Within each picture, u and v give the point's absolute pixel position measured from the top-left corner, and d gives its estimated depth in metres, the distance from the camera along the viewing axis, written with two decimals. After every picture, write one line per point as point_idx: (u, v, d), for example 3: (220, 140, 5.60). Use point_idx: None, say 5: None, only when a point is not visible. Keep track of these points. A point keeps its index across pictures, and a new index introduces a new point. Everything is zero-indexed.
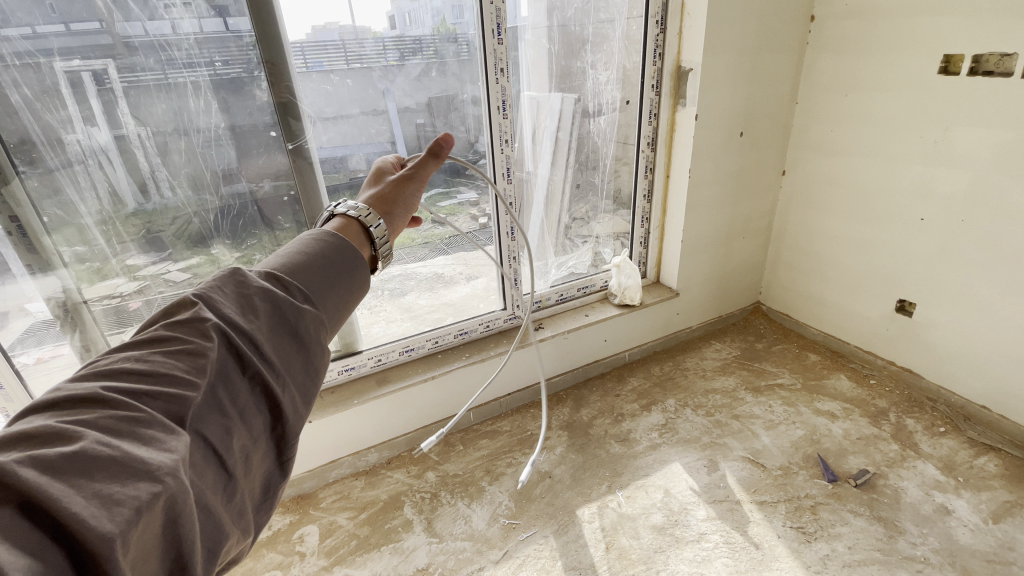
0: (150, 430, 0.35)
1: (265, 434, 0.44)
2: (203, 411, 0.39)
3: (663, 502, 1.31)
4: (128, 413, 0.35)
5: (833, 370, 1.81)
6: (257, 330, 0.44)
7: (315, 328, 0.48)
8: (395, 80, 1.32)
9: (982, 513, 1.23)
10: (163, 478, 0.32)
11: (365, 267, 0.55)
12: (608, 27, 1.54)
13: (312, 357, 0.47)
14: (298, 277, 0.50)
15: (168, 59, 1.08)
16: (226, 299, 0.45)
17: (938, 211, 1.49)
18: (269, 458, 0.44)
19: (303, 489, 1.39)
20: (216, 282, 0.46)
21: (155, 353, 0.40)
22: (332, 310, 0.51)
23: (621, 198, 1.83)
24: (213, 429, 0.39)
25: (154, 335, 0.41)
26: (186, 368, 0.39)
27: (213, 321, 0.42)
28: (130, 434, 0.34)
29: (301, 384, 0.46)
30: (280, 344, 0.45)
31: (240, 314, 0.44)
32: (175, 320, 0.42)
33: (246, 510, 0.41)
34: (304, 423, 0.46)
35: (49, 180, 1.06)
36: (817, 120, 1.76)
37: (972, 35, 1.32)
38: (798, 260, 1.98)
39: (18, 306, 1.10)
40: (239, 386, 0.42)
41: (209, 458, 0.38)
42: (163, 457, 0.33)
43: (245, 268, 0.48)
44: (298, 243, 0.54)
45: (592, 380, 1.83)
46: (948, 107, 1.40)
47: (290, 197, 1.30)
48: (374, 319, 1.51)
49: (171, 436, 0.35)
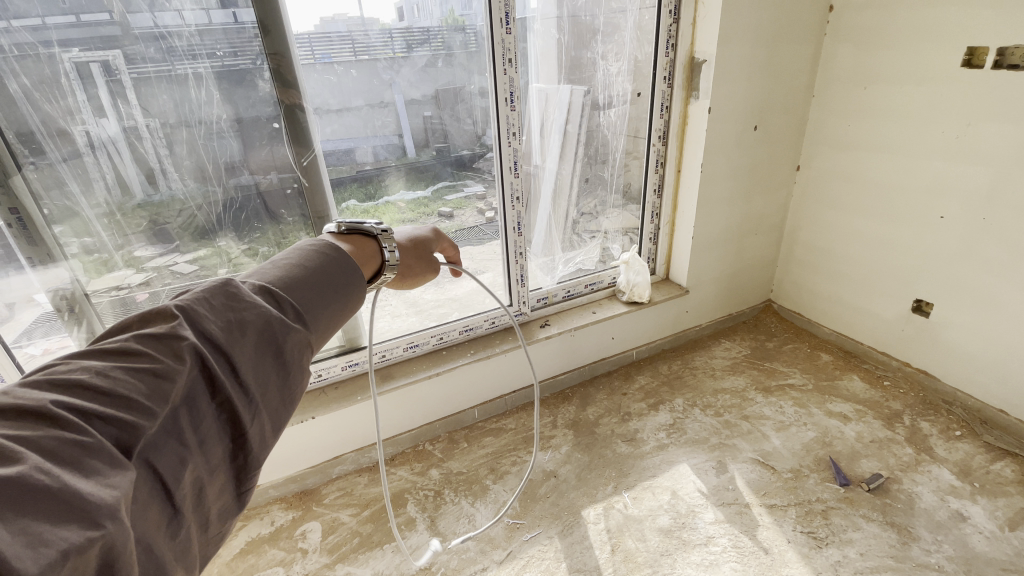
0: (94, 460, 0.32)
1: (223, 463, 0.42)
2: (158, 439, 0.36)
3: (671, 504, 1.29)
4: (75, 436, 0.32)
5: (845, 371, 1.77)
6: (239, 351, 0.42)
7: (300, 351, 0.47)
8: (401, 71, 1.29)
9: (998, 520, 1.20)
10: (101, 520, 0.29)
11: (361, 288, 0.56)
12: (620, 17, 1.51)
13: (290, 383, 0.46)
14: (293, 292, 0.49)
15: (169, 48, 1.05)
16: (211, 313, 0.43)
17: (960, 209, 1.44)
18: (226, 490, 0.42)
19: (307, 485, 1.38)
20: (205, 292, 0.44)
21: (117, 368, 0.37)
22: (322, 328, 0.51)
23: (631, 193, 1.79)
24: (167, 460, 0.36)
25: (123, 346, 0.39)
26: (147, 394, 0.36)
27: (190, 341, 0.40)
28: (72, 464, 0.31)
29: (273, 412, 0.45)
30: (261, 366, 0.44)
31: (223, 331, 0.42)
32: (149, 332, 0.40)
33: (191, 546, 0.38)
34: (267, 454, 0.44)
35: (51, 171, 1.04)
36: (834, 115, 1.71)
37: (997, 27, 1.27)
38: (810, 259, 1.94)
39: (25, 298, 1.10)
40: (204, 411, 0.40)
41: (155, 491, 0.36)
42: (105, 494, 0.31)
43: (238, 280, 0.46)
44: (297, 255, 0.54)
45: (599, 378, 1.80)
46: (973, 101, 1.35)
47: (294, 190, 1.27)
48: (379, 314, 1.48)
49: (115, 470, 0.32)
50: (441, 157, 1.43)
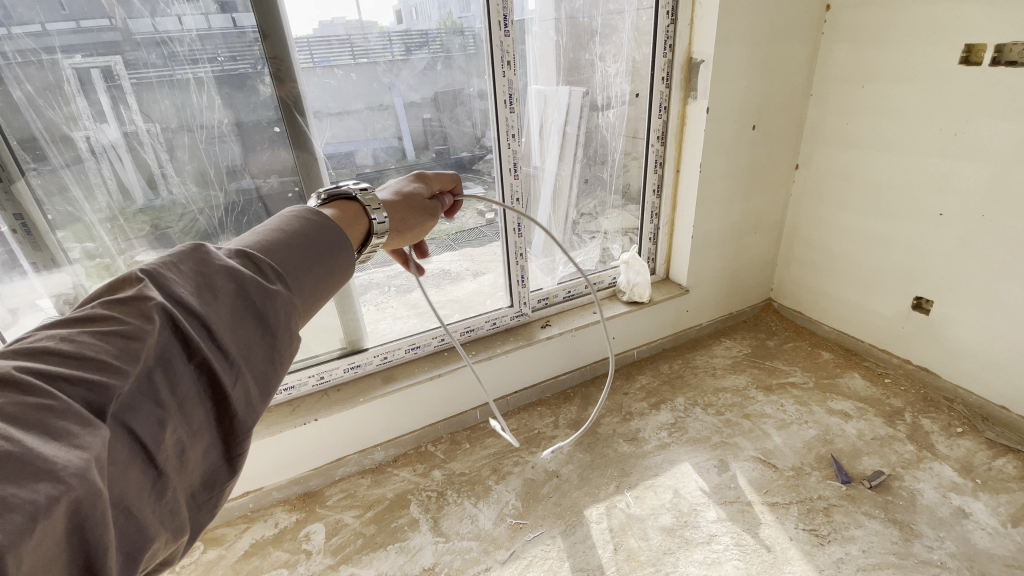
0: (63, 421, 0.32)
1: (208, 426, 0.42)
2: (133, 401, 0.37)
3: (673, 503, 1.29)
4: (40, 400, 0.33)
5: (846, 368, 1.78)
6: (213, 312, 0.43)
7: (283, 311, 0.47)
8: (400, 74, 1.30)
9: (1001, 516, 1.20)
10: (67, 479, 0.30)
11: (346, 250, 0.56)
12: (618, 18, 1.51)
13: (277, 344, 0.46)
14: (271, 256, 0.50)
15: (170, 53, 1.06)
16: (182, 278, 0.43)
17: (958, 204, 1.45)
18: (214, 454, 0.43)
19: (309, 487, 1.39)
20: (174, 259, 0.44)
21: (84, 334, 0.38)
22: (306, 292, 0.51)
23: (630, 194, 1.79)
24: (144, 421, 0.37)
25: (90, 314, 0.39)
26: (116, 354, 0.36)
27: (158, 302, 0.40)
28: (39, 426, 0.32)
29: (260, 373, 0.45)
30: (239, 328, 0.44)
31: (195, 294, 0.43)
32: (117, 299, 0.40)
33: (180, 508, 0.39)
34: (257, 417, 0.45)
35: (54, 178, 1.05)
36: (832, 113, 1.72)
37: (993, 24, 1.28)
38: (808, 255, 1.95)
39: (28, 304, 1.11)
40: (182, 372, 0.40)
41: (135, 452, 0.36)
42: (72, 456, 0.31)
43: (210, 246, 0.47)
44: (277, 222, 0.54)
45: (600, 377, 1.81)
46: (970, 99, 1.36)
47: (295, 193, 1.28)
48: (381, 316, 1.49)
49: (86, 430, 0.33)
50: (441, 159, 1.44)
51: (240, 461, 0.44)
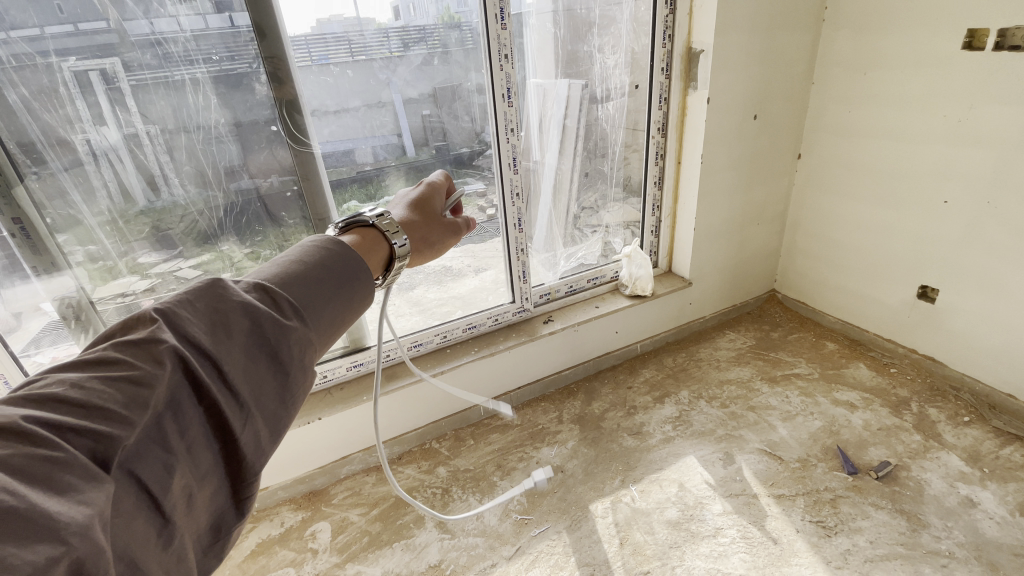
0: (68, 475, 0.33)
1: (215, 468, 0.43)
2: (142, 448, 0.37)
3: (678, 496, 1.29)
4: (47, 452, 0.33)
5: (852, 359, 1.76)
6: (225, 353, 0.44)
7: (296, 349, 0.48)
8: (397, 70, 1.29)
9: (1009, 505, 1.19)
10: (69, 539, 0.30)
11: (364, 280, 0.57)
12: (616, 9, 1.50)
13: (289, 383, 0.47)
14: (289, 290, 0.51)
15: (164, 54, 1.06)
16: (194, 318, 0.44)
17: (962, 194, 1.43)
18: (218, 496, 0.43)
19: (315, 485, 1.39)
20: (189, 297, 0.45)
21: (94, 380, 0.38)
22: (322, 326, 0.52)
23: (631, 186, 1.78)
24: (151, 467, 0.37)
25: (103, 356, 0.40)
26: (124, 402, 0.37)
27: (169, 345, 0.41)
28: (44, 481, 0.32)
29: (271, 414, 0.46)
30: (252, 368, 0.45)
31: (208, 335, 0.44)
32: (130, 340, 0.41)
33: (187, 555, 0.39)
34: (265, 459, 0.45)
35: (53, 181, 1.05)
36: (834, 103, 1.70)
37: (996, 9, 1.26)
38: (813, 248, 1.93)
39: (32, 307, 1.11)
40: (192, 416, 0.41)
41: (142, 501, 0.37)
42: (76, 512, 0.31)
43: (228, 281, 0.48)
44: (296, 253, 0.55)
45: (604, 372, 1.80)
46: (972, 86, 1.34)
47: (294, 192, 1.28)
48: (383, 314, 1.49)
49: (91, 484, 0.33)
50: (441, 155, 1.43)
51: (247, 502, 0.45)
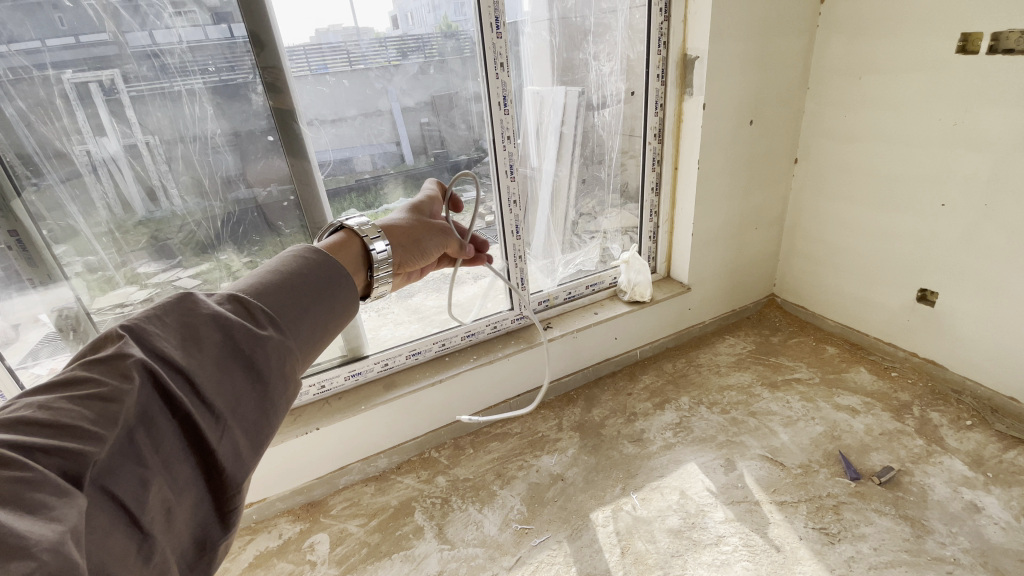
0: (39, 493, 0.33)
1: (195, 482, 0.43)
2: (113, 464, 0.38)
3: (680, 504, 1.27)
4: (19, 472, 0.34)
5: (852, 363, 1.76)
6: (198, 365, 0.44)
7: (273, 357, 0.48)
8: (393, 79, 1.29)
9: (1013, 509, 1.18)
10: (40, 554, 0.30)
11: (342, 288, 0.57)
12: (611, 17, 1.51)
13: (268, 391, 0.47)
14: (264, 300, 0.51)
15: (162, 67, 1.06)
16: (164, 333, 0.44)
17: (959, 197, 1.43)
18: (201, 507, 0.44)
19: (313, 496, 1.38)
20: (158, 313, 0.45)
21: (63, 401, 0.39)
22: (302, 336, 0.52)
23: (629, 192, 1.78)
24: (125, 483, 0.38)
25: (73, 377, 0.41)
26: (93, 420, 0.38)
27: (136, 360, 0.41)
28: (15, 501, 0.32)
29: (249, 423, 0.46)
30: (226, 379, 0.45)
31: (179, 349, 0.44)
32: (98, 359, 0.41)
33: (170, 568, 0.40)
34: (247, 469, 0.46)
35: (50, 194, 1.05)
36: (830, 108, 1.71)
37: (989, 13, 1.27)
38: (811, 251, 1.93)
39: (30, 318, 1.11)
40: (165, 430, 0.42)
41: (118, 517, 0.37)
42: (47, 530, 0.32)
43: (199, 294, 0.48)
44: (275, 264, 0.55)
45: (604, 378, 1.80)
46: (966, 89, 1.35)
47: (292, 201, 1.28)
48: (382, 322, 1.48)
49: (62, 502, 0.34)
50: (439, 163, 1.43)
51: (234, 516, 0.46)
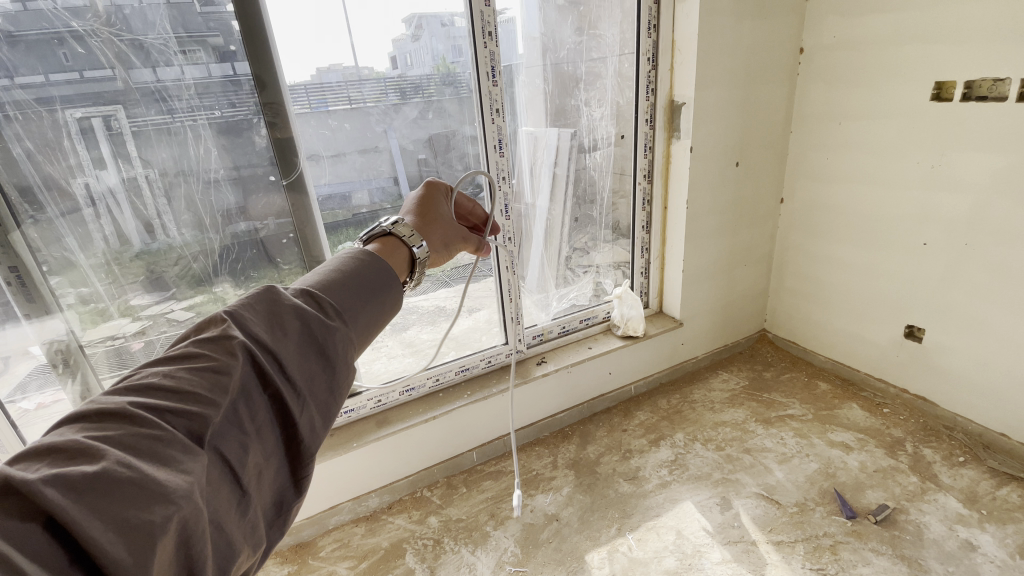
0: (170, 449, 0.36)
1: (278, 452, 0.45)
2: (223, 428, 0.40)
3: (676, 545, 1.26)
4: (150, 431, 0.36)
5: (844, 399, 1.77)
6: (285, 347, 0.45)
7: (342, 346, 0.48)
8: (394, 122, 1.34)
9: (1009, 547, 1.18)
10: (177, 500, 0.33)
11: (397, 284, 0.56)
12: (600, 65, 1.58)
13: (337, 376, 0.48)
14: (332, 294, 0.51)
15: (168, 108, 1.10)
16: (256, 317, 0.46)
17: (940, 235, 1.48)
18: (283, 477, 0.45)
19: (302, 537, 1.34)
20: (248, 300, 0.47)
21: (182, 369, 0.41)
22: (362, 327, 0.52)
23: (621, 229, 1.82)
24: (231, 446, 0.40)
25: (184, 351, 0.43)
26: (208, 387, 0.40)
27: (240, 340, 0.43)
28: (151, 454, 0.35)
29: (323, 404, 0.47)
30: (305, 360, 0.46)
31: (268, 332, 0.45)
32: (204, 337, 0.43)
33: (259, 526, 0.41)
34: (321, 445, 0.47)
35: (50, 229, 1.07)
36: (813, 150, 1.78)
37: (960, 64, 1.34)
38: (800, 288, 1.97)
39: (21, 350, 1.10)
40: (259, 403, 0.43)
41: (224, 475, 0.39)
42: (179, 479, 0.34)
43: (280, 286, 0.49)
44: (335, 262, 0.55)
45: (599, 414, 1.79)
46: (942, 132, 1.41)
47: (291, 237, 1.30)
48: (375, 356, 1.49)
49: (189, 456, 0.36)
50: None
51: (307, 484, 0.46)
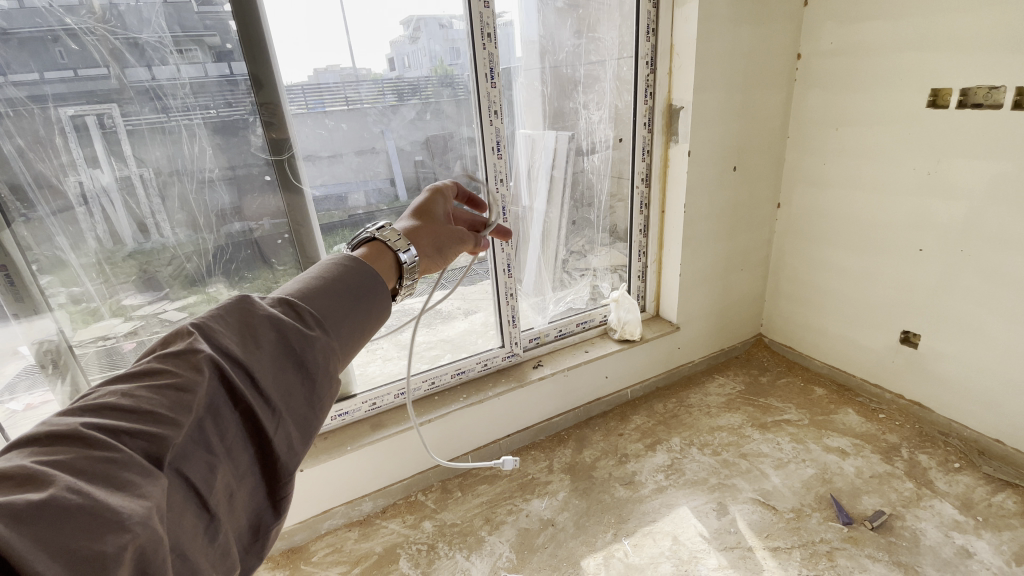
0: (126, 472, 0.34)
1: (252, 471, 0.44)
2: (187, 449, 0.39)
3: (672, 550, 1.25)
4: (104, 454, 0.35)
5: (840, 404, 1.77)
6: (257, 361, 0.45)
7: (322, 357, 0.48)
8: (391, 122, 1.33)
9: (1004, 554, 1.18)
10: (132, 527, 0.31)
11: (383, 291, 0.56)
12: (598, 68, 1.58)
13: (317, 388, 0.48)
14: (312, 302, 0.51)
15: (163, 106, 1.08)
16: (227, 330, 0.45)
17: (936, 242, 1.48)
18: (257, 497, 0.45)
19: (294, 542, 1.33)
20: (219, 312, 0.46)
21: (141, 388, 0.40)
22: (345, 336, 0.51)
23: (618, 232, 1.82)
24: (195, 468, 0.39)
25: (146, 367, 0.42)
26: (169, 406, 0.39)
27: (207, 354, 0.42)
28: (104, 478, 0.34)
29: (301, 418, 0.47)
30: (281, 374, 0.46)
31: (239, 344, 0.45)
32: (168, 352, 0.43)
33: (231, 551, 0.40)
34: (299, 461, 0.46)
35: (39, 228, 1.05)
36: (810, 155, 1.78)
37: (957, 71, 1.34)
38: (796, 293, 1.97)
39: (10, 350, 1.08)
40: (229, 420, 0.42)
41: (189, 498, 0.38)
42: (136, 505, 0.33)
43: (254, 297, 0.49)
44: (319, 268, 0.55)
45: (595, 419, 1.78)
46: (937, 140, 1.42)
47: (286, 238, 1.29)
48: (370, 358, 1.48)
49: (148, 479, 0.35)
50: None
51: (284, 502, 0.46)
